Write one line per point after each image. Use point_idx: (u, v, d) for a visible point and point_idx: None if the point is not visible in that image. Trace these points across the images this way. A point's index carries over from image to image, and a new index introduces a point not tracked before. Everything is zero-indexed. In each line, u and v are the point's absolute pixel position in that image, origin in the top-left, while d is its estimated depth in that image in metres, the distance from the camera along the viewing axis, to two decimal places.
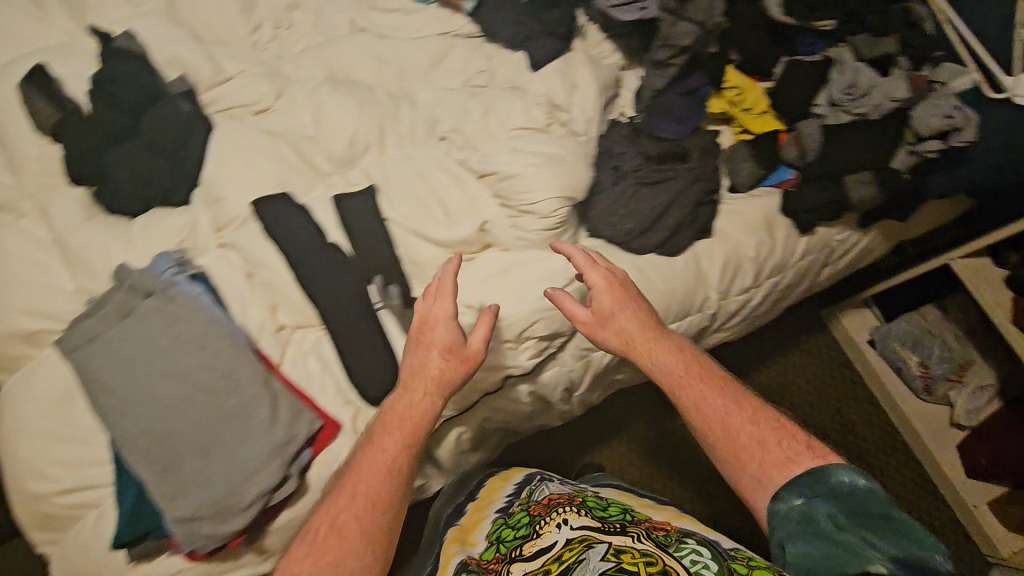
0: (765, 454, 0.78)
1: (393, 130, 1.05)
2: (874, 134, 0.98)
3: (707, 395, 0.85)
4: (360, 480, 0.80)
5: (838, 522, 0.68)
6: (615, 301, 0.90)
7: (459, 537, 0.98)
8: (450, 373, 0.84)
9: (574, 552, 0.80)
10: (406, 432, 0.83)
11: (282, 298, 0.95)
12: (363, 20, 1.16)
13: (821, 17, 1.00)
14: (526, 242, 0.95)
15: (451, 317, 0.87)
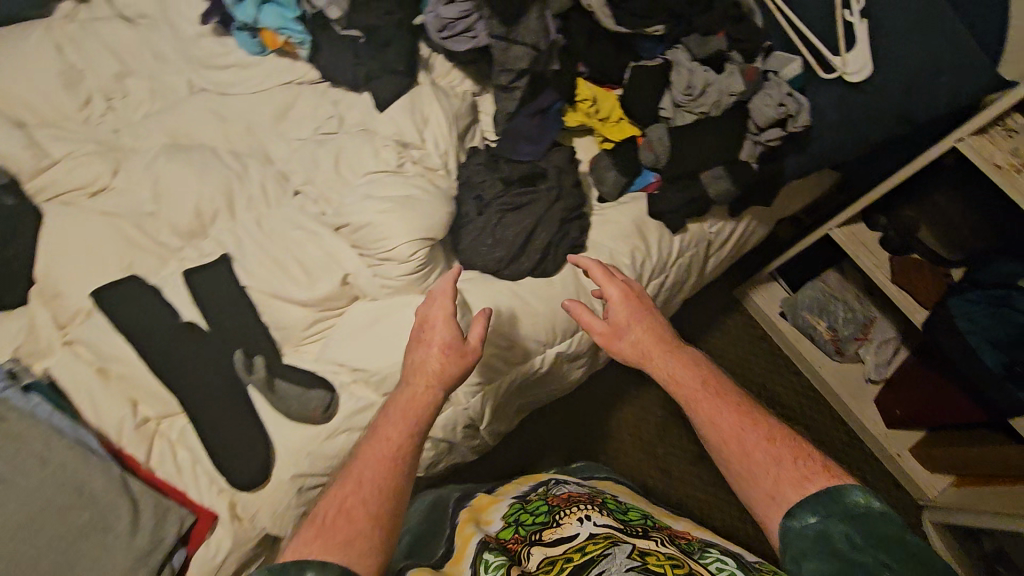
0: (783, 470, 0.72)
1: (242, 191, 1.00)
2: (719, 130, 1.01)
3: (720, 407, 0.80)
4: (365, 471, 0.73)
5: (852, 542, 0.61)
6: (631, 314, 0.92)
7: (474, 518, 1.02)
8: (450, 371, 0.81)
9: (600, 545, 0.81)
10: (411, 420, 0.78)
11: (138, 390, 0.88)
12: (200, 80, 1.10)
13: (650, 23, 1.01)
14: (392, 290, 0.92)
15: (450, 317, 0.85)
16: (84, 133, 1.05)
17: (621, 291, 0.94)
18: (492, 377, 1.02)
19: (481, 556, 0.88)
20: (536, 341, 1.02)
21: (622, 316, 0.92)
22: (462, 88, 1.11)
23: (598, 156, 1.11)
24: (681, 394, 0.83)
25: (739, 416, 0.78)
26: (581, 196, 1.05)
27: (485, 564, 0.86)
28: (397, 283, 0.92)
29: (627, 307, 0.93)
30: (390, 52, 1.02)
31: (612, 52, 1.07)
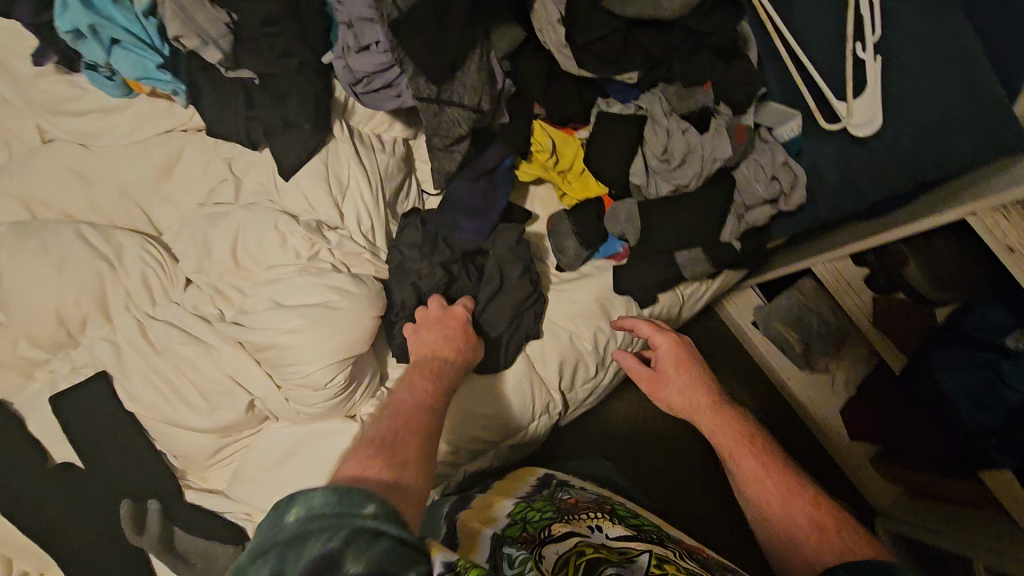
0: (829, 542, 0.64)
1: (117, 287, 0.81)
2: (699, 206, 0.85)
3: (768, 471, 0.70)
4: (405, 409, 0.68)
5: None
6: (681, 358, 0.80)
7: (475, 514, 0.83)
8: (469, 354, 0.78)
9: (617, 555, 0.66)
10: (440, 378, 0.73)
11: (12, 546, 0.75)
12: (52, 128, 0.87)
13: (623, 70, 0.80)
14: (309, 416, 0.78)
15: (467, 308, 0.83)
16: None
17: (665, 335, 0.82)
18: (437, 480, 0.91)
19: (499, 555, 0.71)
20: (485, 441, 0.90)
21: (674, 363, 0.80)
22: (391, 137, 0.91)
23: (556, 216, 0.94)
24: (733, 442, 0.73)
25: (784, 484, 0.69)
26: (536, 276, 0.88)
27: (506, 561, 0.69)
28: (316, 410, 0.77)
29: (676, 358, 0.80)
30: (292, 105, 0.79)
31: (574, 96, 0.86)
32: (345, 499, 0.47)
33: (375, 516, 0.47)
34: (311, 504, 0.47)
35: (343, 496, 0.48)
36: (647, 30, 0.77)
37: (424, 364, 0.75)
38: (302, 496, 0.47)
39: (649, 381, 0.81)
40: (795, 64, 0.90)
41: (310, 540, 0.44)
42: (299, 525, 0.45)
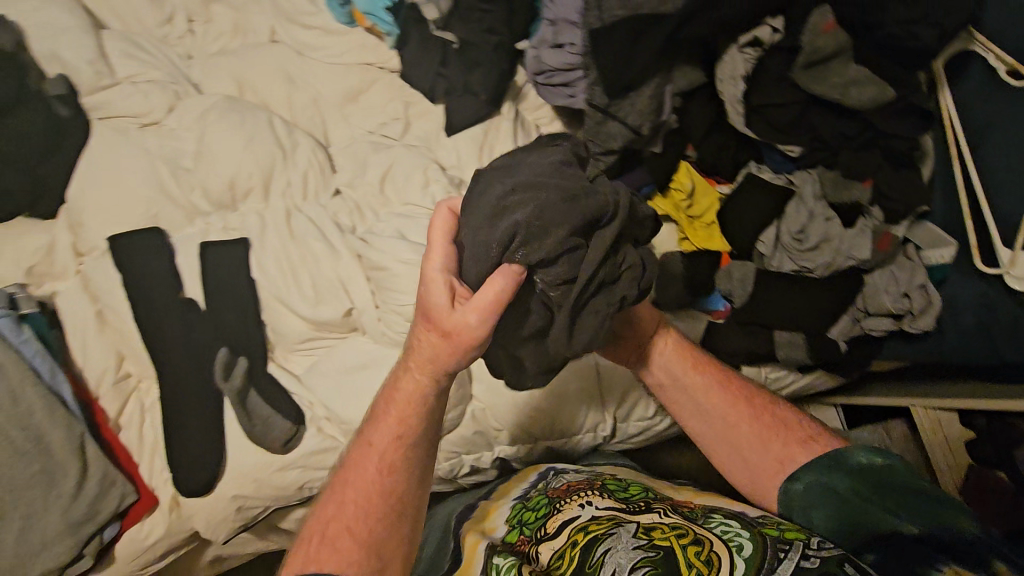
0: (791, 443, 0.68)
1: (282, 174, 0.93)
2: (817, 295, 0.83)
3: (736, 411, 0.69)
4: (349, 495, 0.58)
5: (863, 492, 0.62)
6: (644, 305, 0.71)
7: (476, 526, 0.83)
8: (442, 359, 0.58)
9: (602, 527, 0.67)
10: (395, 425, 0.60)
11: (129, 348, 0.89)
12: (282, 32, 1.02)
13: (788, 141, 0.81)
14: (392, 341, 0.86)
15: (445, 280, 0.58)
16: (156, 55, 1.00)
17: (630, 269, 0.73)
18: (471, 449, 0.95)
19: (489, 566, 0.71)
20: (527, 431, 0.95)
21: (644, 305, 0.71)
22: (549, 131, 0.96)
23: (670, 254, 0.93)
24: (695, 372, 0.72)
25: (742, 400, 0.71)
26: (611, 238, 0.59)
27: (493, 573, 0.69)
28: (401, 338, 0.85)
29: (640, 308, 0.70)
30: (479, 74, 0.88)
31: (729, 151, 0.88)
32: None
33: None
34: None
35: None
36: (825, 111, 0.78)
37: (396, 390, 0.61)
38: None
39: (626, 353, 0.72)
40: (965, 196, 0.87)
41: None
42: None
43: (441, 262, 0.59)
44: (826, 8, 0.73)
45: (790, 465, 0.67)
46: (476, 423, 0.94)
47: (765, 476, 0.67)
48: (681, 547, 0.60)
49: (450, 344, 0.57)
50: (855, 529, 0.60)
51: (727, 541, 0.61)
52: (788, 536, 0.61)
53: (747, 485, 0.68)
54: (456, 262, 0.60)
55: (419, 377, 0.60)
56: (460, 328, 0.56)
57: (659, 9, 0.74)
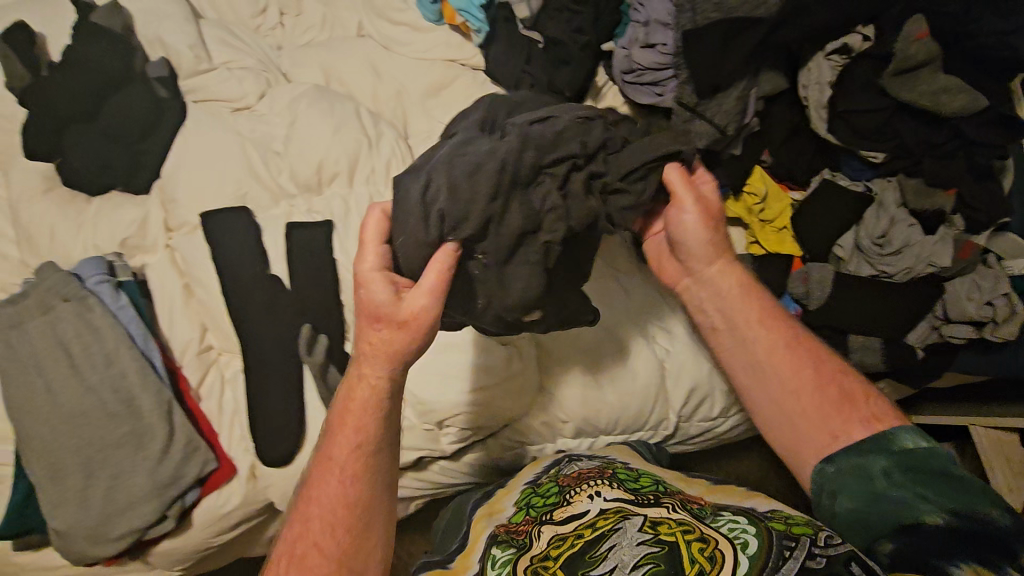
0: (850, 422, 0.68)
1: (366, 161, 0.96)
2: (897, 300, 0.84)
3: (785, 363, 0.73)
4: (316, 505, 0.66)
5: (896, 479, 0.62)
6: (707, 239, 0.74)
7: (486, 510, 0.87)
8: (403, 347, 0.64)
9: (609, 521, 0.67)
10: (355, 434, 0.66)
11: (213, 321, 0.92)
12: (370, 27, 1.06)
13: (870, 147, 0.82)
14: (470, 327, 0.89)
15: (380, 280, 0.65)
16: (249, 44, 1.05)
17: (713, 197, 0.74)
18: (534, 439, 0.97)
19: (488, 555, 0.74)
20: (593, 424, 0.96)
21: (707, 240, 0.74)
22: None
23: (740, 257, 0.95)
24: (757, 323, 0.75)
25: (806, 363, 0.73)
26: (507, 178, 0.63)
27: (491, 562, 0.72)
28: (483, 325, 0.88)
29: (703, 240, 0.74)
30: (565, 73, 0.90)
31: (807, 157, 0.90)
32: None
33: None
34: None
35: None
36: (912, 119, 0.79)
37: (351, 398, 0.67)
38: None
39: (671, 271, 0.79)
40: None
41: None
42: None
43: (373, 262, 0.66)
44: (921, 17, 0.74)
45: (844, 441, 0.67)
46: (544, 413, 0.95)
47: (811, 443, 0.69)
48: (686, 544, 0.60)
49: (407, 332, 0.63)
50: (884, 517, 0.60)
51: (732, 539, 0.61)
52: (795, 532, 0.62)
53: (785, 446, 0.72)
54: (393, 262, 0.68)
55: (376, 378, 0.66)
56: (410, 312, 0.63)
57: (754, 13, 0.76)
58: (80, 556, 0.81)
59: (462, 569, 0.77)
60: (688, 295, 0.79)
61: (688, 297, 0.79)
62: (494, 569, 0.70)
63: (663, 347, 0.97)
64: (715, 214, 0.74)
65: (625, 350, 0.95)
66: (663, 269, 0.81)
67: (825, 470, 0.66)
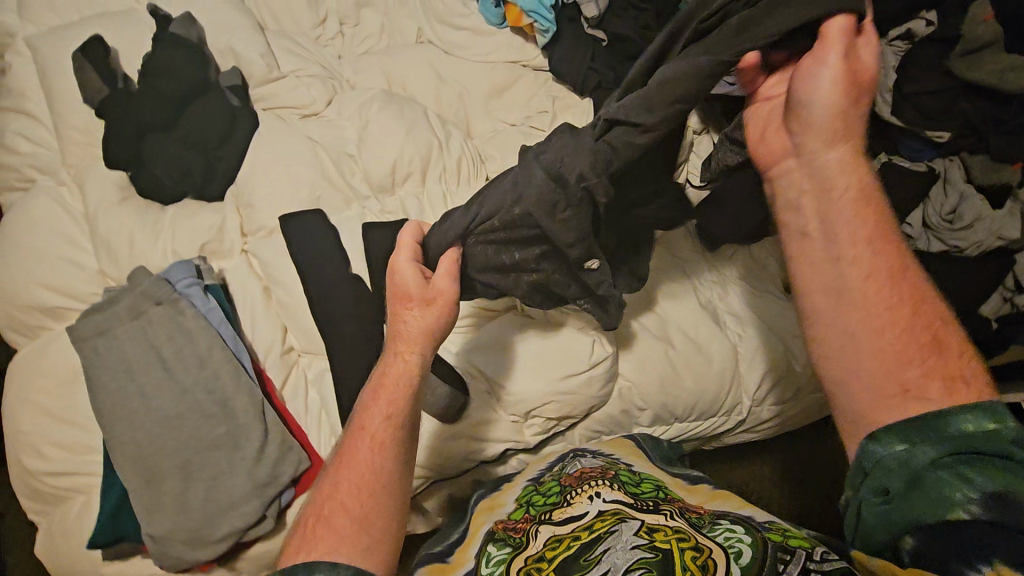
0: (929, 380, 0.56)
1: (438, 161, 0.97)
2: (969, 273, 0.88)
3: (877, 288, 0.59)
4: (348, 472, 0.64)
5: (946, 468, 0.51)
6: (841, 109, 0.58)
7: (488, 504, 0.85)
8: (439, 330, 0.70)
9: (606, 523, 0.67)
10: (390, 406, 0.67)
11: (293, 322, 0.92)
12: (430, 33, 1.09)
13: (936, 127, 0.85)
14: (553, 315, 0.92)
15: (410, 268, 0.72)
16: (313, 53, 1.07)
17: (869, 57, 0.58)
18: (613, 428, 0.98)
19: (482, 552, 0.72)
20: (671, 412, 0.97)
21: (838, 112, 0.58)
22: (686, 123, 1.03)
23: None
24: (862, 237, 0.60)
25: (896, 297, 0.59)
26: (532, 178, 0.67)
27: (486, 560, 0.70)
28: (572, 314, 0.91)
29: (834, 111, 0.58)
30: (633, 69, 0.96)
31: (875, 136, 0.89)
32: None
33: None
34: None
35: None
36: (977, 98, 0.83)
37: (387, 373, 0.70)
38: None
39: (771, 146, 0.65)
40: None
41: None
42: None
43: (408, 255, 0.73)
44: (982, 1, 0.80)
45: (919, 399, 0.55)
46: (623, 402, 0.96)
47: (876, 385, 0.57)
48: (679, 550, 0.60)
49: (435, 309, 0.70)
50: (911, 514, 0.51)
51: (726, 548, 0.60)
52: (794, 544, 0.60)
53: (847, 380, 0.59)
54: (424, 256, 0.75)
55: (413, 357, 0.70)
56: (437, 293, 0.70)
57: None
58: (176, 562, 0.80)
59: (458, 566, 0.74)
60: (783, 180, 0.65)
61: (783, 183, 0.65)
62: (488, 568, 0.69)
63: (735, 333, 0.99)
64: (864, 84, 0.58)
65: (700, 337, 0.96)
66: (767, 147, 0.66)
67: (878, 433, 0.56)
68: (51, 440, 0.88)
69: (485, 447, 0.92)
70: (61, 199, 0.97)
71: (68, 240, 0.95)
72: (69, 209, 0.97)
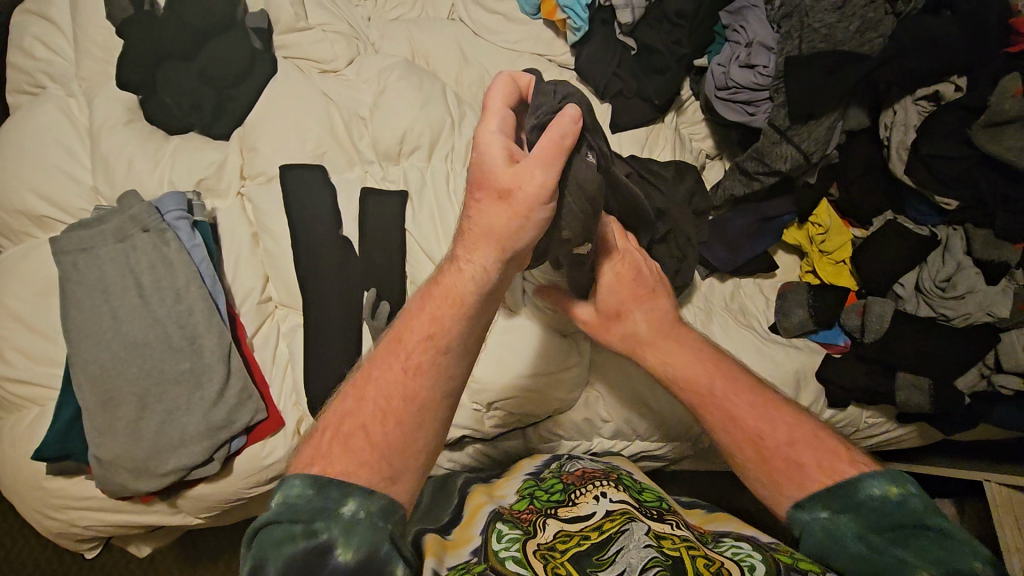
0: (821, 459, 0.61)
1: (447, 139, 0.97)
2: (952, 345, 0.87)
3: (734, 401, 0.66)
4: (370, 392, 0.57)
5: (867, 543, 0.55)
6: (596, 326, 0.76)
7: (485, 489, 0.85)
8: (512, 235, 0.56)
9: (617, 523, 0.67)
10: (432, 326, 0.58)
11: (275, 272, 0.91)
12: (462, 11, 1.09)
13: (947, 194, 0.85)
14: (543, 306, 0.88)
15: (500, 138, 0.56)
16: (343, 11, 1.07)
17: (614, 279, 0.73)
18: (573, 434, 0.97)
19: (493, 528, 0.72)
20: (635, 429, 0.96)
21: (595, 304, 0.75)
22: (699, 146, 1.04)
23: (795, 285, 0.98)
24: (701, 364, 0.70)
25: (756, 397, 0.66)
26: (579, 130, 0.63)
27: (496, 535, 0.70)
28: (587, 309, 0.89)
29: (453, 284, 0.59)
30: (656, 81, 0.96)
31: (876, 195, 0.92)
32: (321, 494, 0.50)
33: (354, 513, 0.50)
34: (289, 493, 0.51)
35: (321, 489, 0.51)
36: (991, 174, 0.82)
37: (447, 284, 0.59)
38: (284, 485, 0.52)
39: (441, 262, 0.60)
40: None
41: (279, 550, 0.48)
42: (274, 510, 0.50)
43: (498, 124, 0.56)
44: (1015, 76, 0.78)
45: (804, 468, 0.61)
46: (588, 410, 0.95)
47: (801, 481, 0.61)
48: (691, 557, 0.61)
49: (511, 207, 0.55)
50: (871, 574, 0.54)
51: (738, 562, 0.60)
52: (807, 571, 0.60)
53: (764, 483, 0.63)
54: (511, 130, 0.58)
55: (476, 265, 0.58)
56: (520, 183, 0.54)
57: (859, 49, 0.84)
58: (120, 488, 0.80)
59: (465, 543, 0.72)
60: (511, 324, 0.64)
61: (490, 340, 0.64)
62: (500, 544, 0.68)
63: None
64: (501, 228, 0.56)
65: None
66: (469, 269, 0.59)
67: (806, 499, 0.60)
68: (17, 347, 0.88)
69: (444, 430, 0.91)
70: (68, 111, 0.97)
71: (67, 151, 0.95)
72: (74, 121, 0.97)
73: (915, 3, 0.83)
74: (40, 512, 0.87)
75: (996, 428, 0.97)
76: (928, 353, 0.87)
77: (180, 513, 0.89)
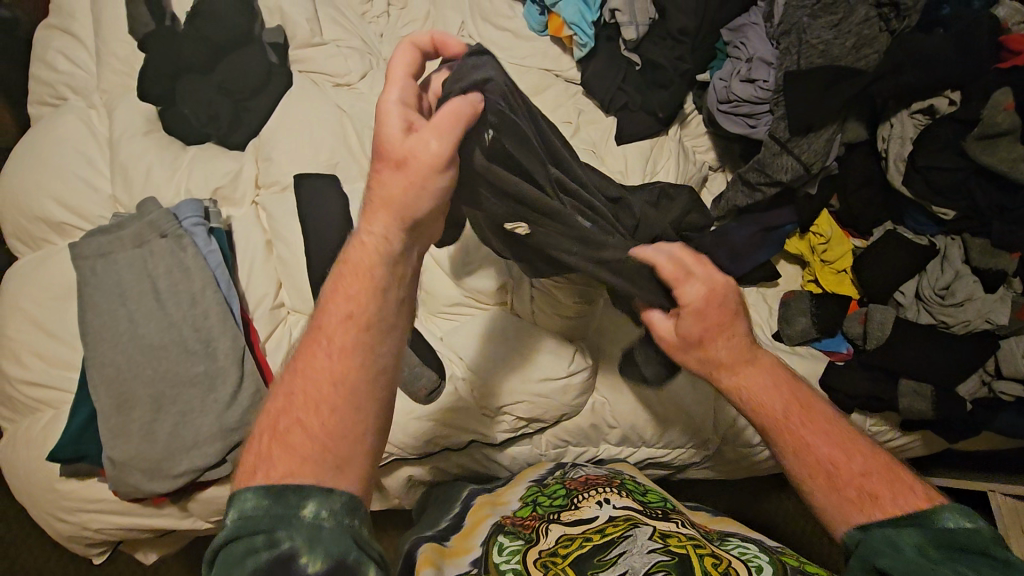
0: (898, 493, 0.56)
1: None
2: (954, 351, 0.88)
3: (816, 438, 0.58)
4: (298, 386, 0.52)
5: (926, 555, 0.51)
6: (673, 348, 0.63)
7: (489, 500, 0.85)
8: (412, 204, 0.51)
9: (619, 528, 0.68)
10: (348, 304, 0.53)
11: (288, 279, 0.93)
12: (471, 29, 1.13)
13: (943, 204, 0.88)
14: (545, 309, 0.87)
15: (400, 105, 0.52)
16: (357, 27, 1.11)
17: (701, 306, 0.58)
18: (580, 440, 0.99)
19: (493, 541, 0.72)
20: (641, 435, 0.97)
21: (676, 326, 0.61)
22: (702, 158, 1.07)
23: (797, 293, 1.00)
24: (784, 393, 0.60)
25: (834, 431, 0.59)
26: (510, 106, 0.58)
27: (497, 549, 0.70)
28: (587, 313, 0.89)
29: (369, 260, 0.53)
30: (659, 95, 0.99)
31: (876, 205, 0.95)
32: (279, 502, 0.48)
33: (316, 516, 0.47)
34: (244, 506, 0.48)
35: (278, 498, 0.48)
36: (987, 184, 0.85)
37: (354, 257, 0.54)
38: (237, 498, 0.49)
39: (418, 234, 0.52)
40: None
41: (240, 564, 0.45)
42: (231, 527, 0.47)
43: (398, 92, 0.52)
44: (1007, 89, 0.80)
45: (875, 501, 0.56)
46: (594, 416, 0.96)
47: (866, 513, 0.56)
48: (698, 556, 0.62)
49: (408, 173, 0.51)
50: None
51: (745, 562, 0.62)
52: (807, 569, 0.63)
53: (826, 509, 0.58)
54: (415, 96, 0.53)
55: (376, 228, 0.53)
56: (415, 151, 0.50)
57: (856, 63, 0.87)
58: (133, 490, 0.81)
59: (464, 551, 0.74)
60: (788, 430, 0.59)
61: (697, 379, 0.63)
62: (500, 557, 0.68)
63: None
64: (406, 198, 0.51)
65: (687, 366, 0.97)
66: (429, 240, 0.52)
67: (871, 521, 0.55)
68: (34, 350, 0.90)
69: (454, 435, 0.92)
70: (88, 121, 1.00)
71: (86, 160, 0.97)
72: (94, 131, 1.00)
73: (909, 20, 0.85)
74: (52, 516, 0.88)
75: (1001, 437, 0.97)
76: (932, 360, 0.89)
77: (190, 517, 0.89)
